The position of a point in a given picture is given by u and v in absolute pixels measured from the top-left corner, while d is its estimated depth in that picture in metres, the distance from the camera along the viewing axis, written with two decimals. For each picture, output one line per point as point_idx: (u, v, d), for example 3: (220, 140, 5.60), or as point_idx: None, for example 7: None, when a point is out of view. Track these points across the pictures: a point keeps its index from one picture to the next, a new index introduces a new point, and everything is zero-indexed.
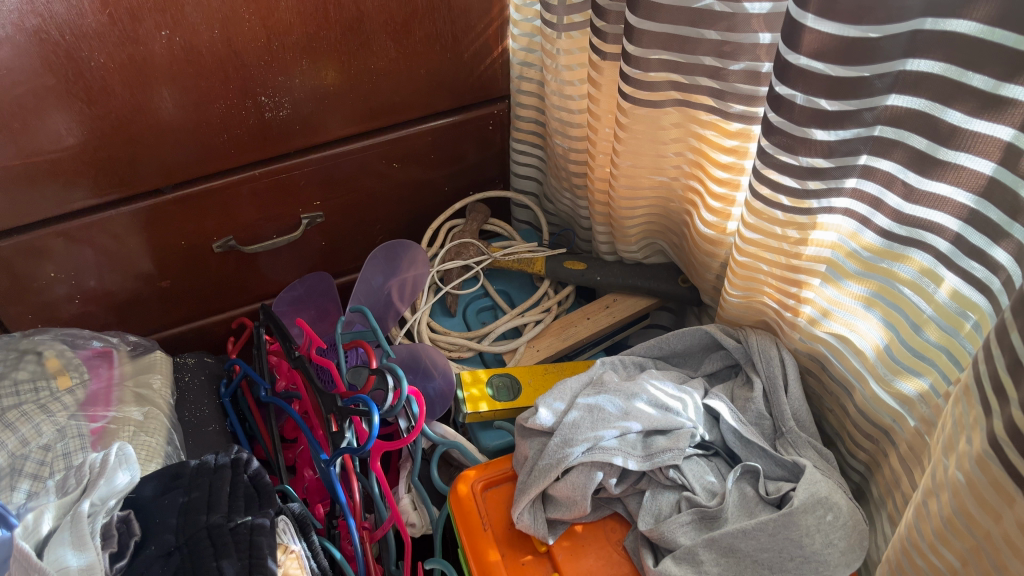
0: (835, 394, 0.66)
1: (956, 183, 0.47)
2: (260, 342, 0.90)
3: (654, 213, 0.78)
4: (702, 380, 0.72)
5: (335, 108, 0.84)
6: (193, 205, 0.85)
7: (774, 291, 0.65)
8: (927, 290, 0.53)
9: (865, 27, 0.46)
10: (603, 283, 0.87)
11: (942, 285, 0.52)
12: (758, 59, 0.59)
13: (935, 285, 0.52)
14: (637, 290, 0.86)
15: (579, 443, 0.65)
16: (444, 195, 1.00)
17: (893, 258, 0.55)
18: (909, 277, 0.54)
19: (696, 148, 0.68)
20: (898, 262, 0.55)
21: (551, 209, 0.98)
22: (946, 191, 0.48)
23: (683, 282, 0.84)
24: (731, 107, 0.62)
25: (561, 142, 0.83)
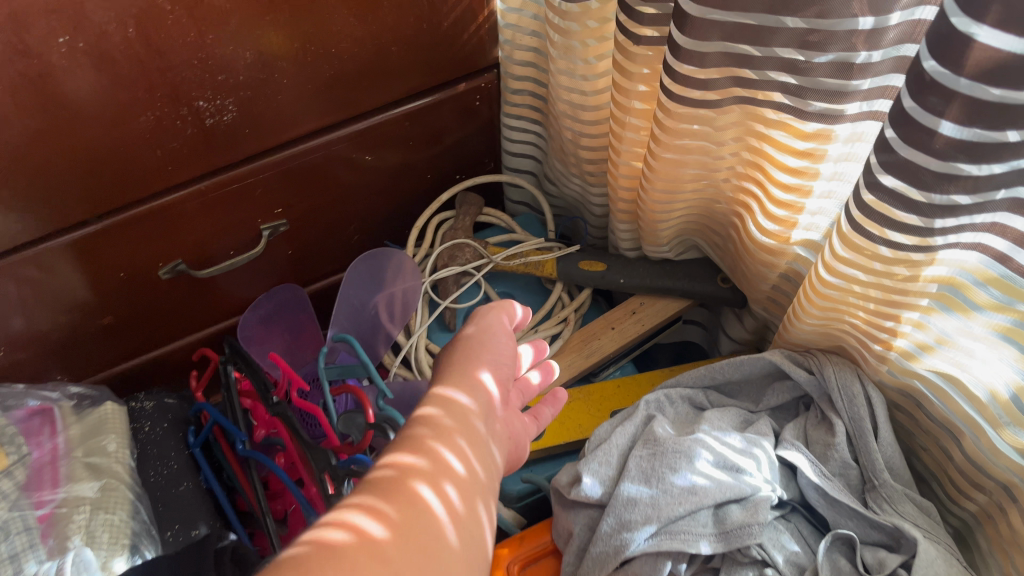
0: (934, 436, 0.56)
1: None
2: (228, 382, 0.77)
3: (694, 214, 0.65)
4: (767, 417, 0.61)
5: (290, 103, 0.68)
6: (128, 231, 0.70)
7: (862, 323, 0.53)
8: None
9: None
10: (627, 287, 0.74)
11: None
12: (852, 47, 0.44)
13: None
14: (668, 293, 0.73)
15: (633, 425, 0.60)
16: (427, 182, 0.85)
17: None
18: None
19: (757, 150, 0.55)
20: None
21: (554, 192, 0.84)
22: None
23: (723, 282, 0.71)
24: (809, 104, 0.48)
25: (569, 126, 0.69)
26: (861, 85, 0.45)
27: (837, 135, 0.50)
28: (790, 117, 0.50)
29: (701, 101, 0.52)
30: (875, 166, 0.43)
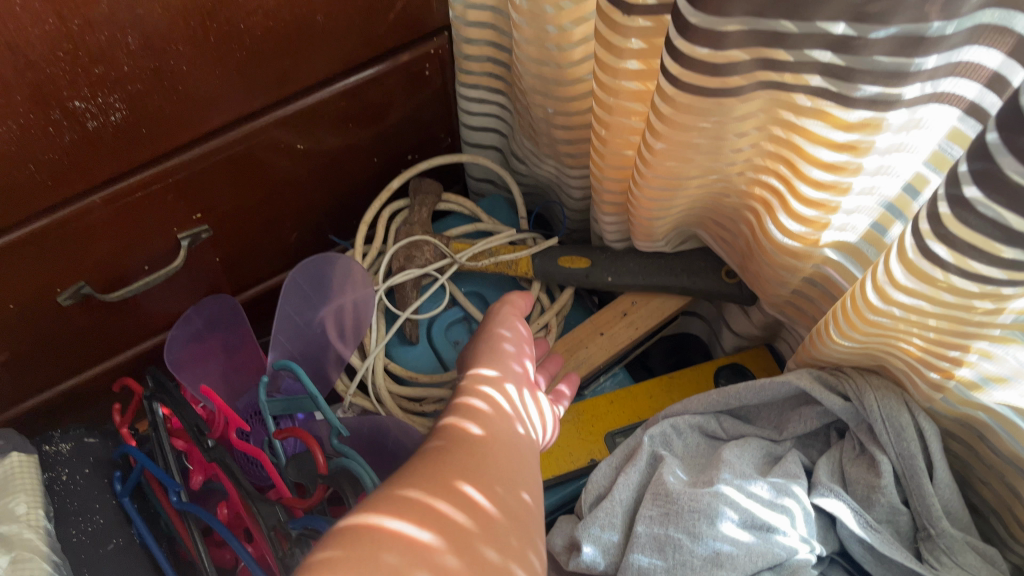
0: (997, 473, 0.47)
1: None
2: (154, 420, 0.66)
3: (695, 206, 0.54)
4: (794, 450, 0.51)
5: (197, 92, 0.55)
6: (8, 262, 0.56)
7: (916, 349, 0.44)
8: None
9: None
10: (615, 286, 0.63)
11: None
12: (922, 17, 0.33)
13: None
14: (663, 292, 0.63)
15: (659, 429, 0.53)
16: (374, 166, 0.73)
17: None
18: None
19: (781, 139, 0.44)
20: None
21: (523, 170, 0.73)
22: None
23: (728, 277, 0.61)
24: (859, 90, 0.37)
25: (540, 103, 0.57)
26: (925, 61, 0.35)
27: (887, 124, 0.39)
28: (828, 103, 0.39)
29: (713, 86, 0.40)
30: (964, 174, 0.32)
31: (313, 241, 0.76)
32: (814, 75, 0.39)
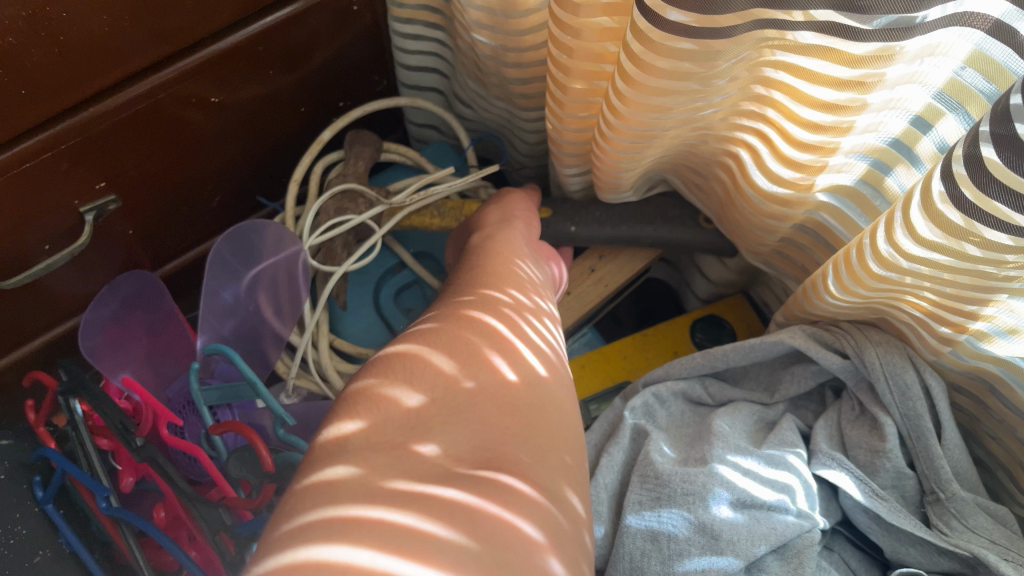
0: (1009, 427, 0.43)
1: None
2: (73, 418, 0.58)
3: (667, 157, 0.49)
4: (789, 415, 0.47)
5: (80, 42, 0.46)
6: None
7: (928, 304, 0.39)
8: None
9: None
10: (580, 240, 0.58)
11: None
12: None
13: None
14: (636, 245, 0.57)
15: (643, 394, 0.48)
16: (300, 117, 0.65)
17: None
18: None
19: (772, 80, 0.38)
20: None
21: (469, 113, 0.66)
22: None
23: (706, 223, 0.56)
24: (876, 20, 0.31)
25: (487, 40, 0.50)
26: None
27: (900, 54, 0.33)
28: (827, 39, 0.33)
29: (703, 27, 0.34)
30: (1016, 107, 0.27)
31: (239, 204, 0.68)
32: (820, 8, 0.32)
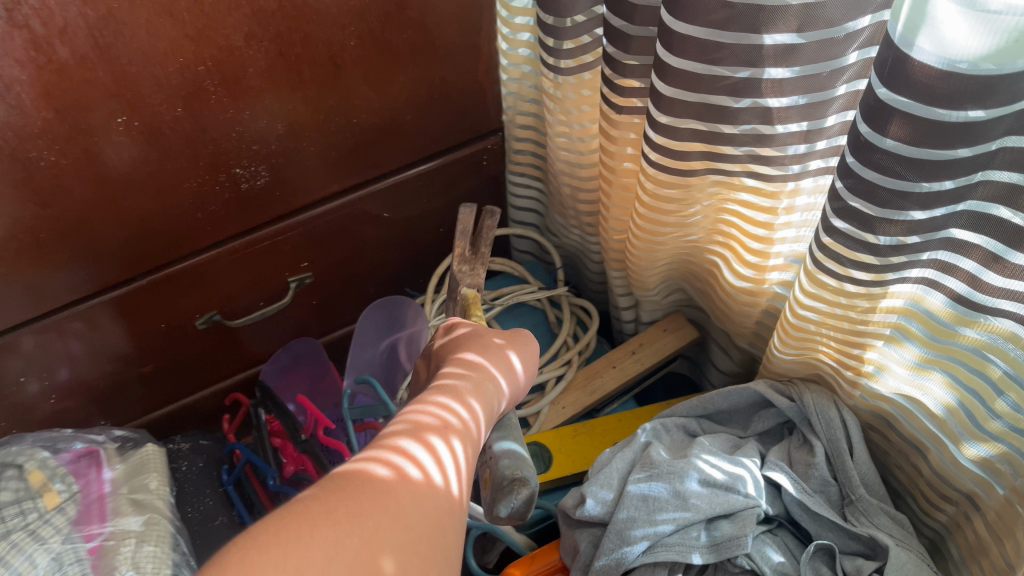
0: (903, 452, 0.62)
1: None
2: (259, 423, 0.84)
3: (678, 264, 0.72)
4: (755, 442, 0.66)
5: (313, 167, 0.76)
6: (167, 287, 0.78)
7: (833, 352, 0.60)
8: (1008, 353, 0.47)
9: (951, 110, 0.38)
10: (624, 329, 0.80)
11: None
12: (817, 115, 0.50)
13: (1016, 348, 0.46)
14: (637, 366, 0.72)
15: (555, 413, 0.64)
16: (438, 235, 0.91)
17: (972, 325, 0.48)
18: (987, 342, 0.48)
19: (729, 210, 0.61)
20: (973, 328, 0.48)
21: (557, 241, 0.91)
22: None
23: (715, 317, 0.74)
24: (779, 168, 0.54)
25: (567, 182, 0.76)
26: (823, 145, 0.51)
27: (799, 187, 0.55)
28: (757, 181, 0.56)
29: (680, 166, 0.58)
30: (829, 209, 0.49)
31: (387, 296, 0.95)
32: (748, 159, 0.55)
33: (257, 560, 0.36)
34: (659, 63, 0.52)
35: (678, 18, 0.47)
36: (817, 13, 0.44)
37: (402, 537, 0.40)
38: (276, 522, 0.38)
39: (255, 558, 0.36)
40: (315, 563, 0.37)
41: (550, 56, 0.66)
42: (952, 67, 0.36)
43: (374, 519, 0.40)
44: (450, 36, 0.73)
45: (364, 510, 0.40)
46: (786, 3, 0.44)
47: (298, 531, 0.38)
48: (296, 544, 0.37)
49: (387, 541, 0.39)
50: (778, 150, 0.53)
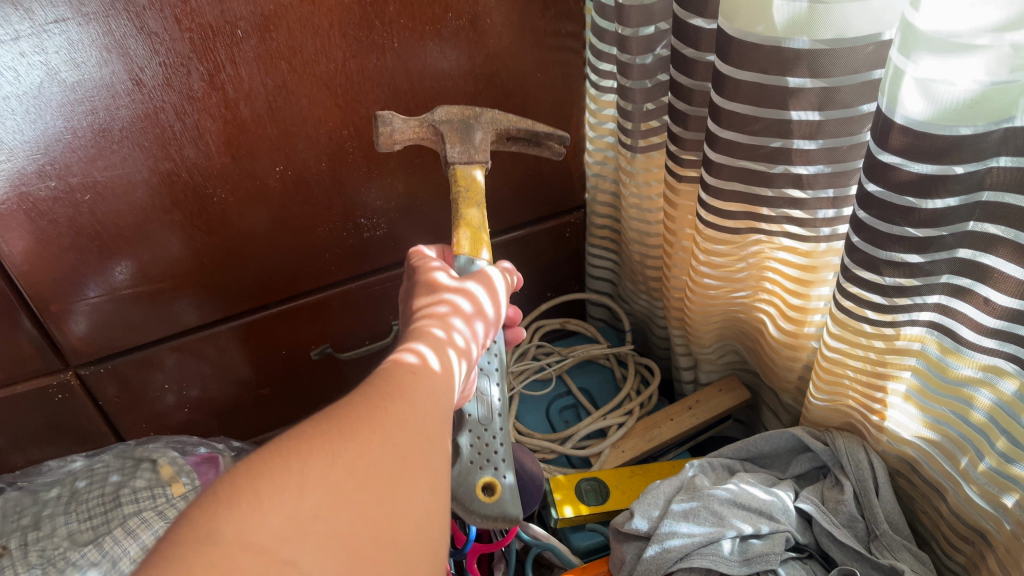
0: (926, 495, 0.68)
1: (1012, 293, 0.50)
2: None
3: (729, 322, 0.82)
4: (791, 481, 0.74)
5: (422, 223, 0.90)
6: (292, 317, 0.93)
7: (860, 396, 0.68)
8: (995, 383, 0.55)
9: (940, 165, 0.48)
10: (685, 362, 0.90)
11: (1008, 378, 0.53)
12: (844, 184, 0.60)
13: (1002, 378, 0.54)
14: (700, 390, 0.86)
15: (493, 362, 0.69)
16: (524, 296, 1.05)
17: (973, 363, 0.56)
18: (975, 376, 0.56)
19: (771, 268, 0.71)
20: (961, 362, 0.57)
21: (628, 309, 1.02)
22: (1007, 301, 0.50)
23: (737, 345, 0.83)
24: (809, 228, 0.64)
25: (637, 248, 0.88)
26: (848, 210, 0.61)
27: (831, 247, 0.65)
28: (792, 241, 0.66)
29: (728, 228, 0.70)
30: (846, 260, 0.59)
31: None
32: (784, 222, 0.66)
33: (269, 466, 0.38)
34: (710, 137, 0.64)
35: (728, 98, 0.60)
36: (834, 96, 0.55)
37: (396, 441, 0.42)
38: (261, 457, 0.39)
39: (267, 464, 0.38)
40: (320, 464, 0.39)
41: (627, 138, 0.79)
42: (926, 130, 0.47)
43: (368, 431, 0.42)
44: (545, 122, 0.88)
45: (360, 422, 0.42)
46: (808, 87, 0.55)
47: (300, 442, 0.40)
48: (299, 453, 0.39)
49: (385, 446, 0.42)
50: (808, 213, 0.63)
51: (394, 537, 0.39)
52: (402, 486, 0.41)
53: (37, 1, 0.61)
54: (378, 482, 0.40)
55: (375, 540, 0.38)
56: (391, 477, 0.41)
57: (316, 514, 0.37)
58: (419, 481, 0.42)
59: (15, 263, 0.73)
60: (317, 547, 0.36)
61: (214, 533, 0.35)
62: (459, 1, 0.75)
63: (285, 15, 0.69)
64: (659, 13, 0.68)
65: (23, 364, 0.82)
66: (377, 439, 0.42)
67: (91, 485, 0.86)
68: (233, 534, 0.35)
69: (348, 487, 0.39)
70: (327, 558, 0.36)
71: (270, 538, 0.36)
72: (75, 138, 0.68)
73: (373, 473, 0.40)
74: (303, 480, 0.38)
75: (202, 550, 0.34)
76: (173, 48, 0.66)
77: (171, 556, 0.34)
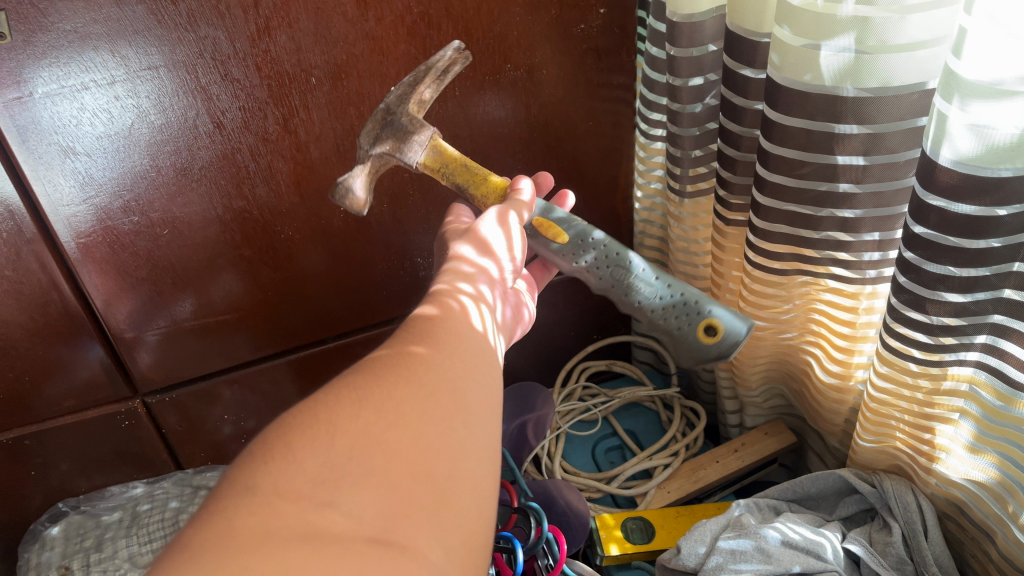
0: (975, 538, 0.68)
1: None
2: None
3: (775, 364, 0.83)
4: (838, 523, 0.74)
5: None
6: (346, 352, 0.96)
7: (908, 437, 0.69)
8: None
9: (986, 206, 0.50)
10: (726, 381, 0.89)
11: None
12: (890, 227, 0.63)
13: None
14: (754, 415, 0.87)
15: (592, 250, 0.70)
16: (571, 337, 1.07)
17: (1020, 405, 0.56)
18: None
19: (818, 310, 0.73)
20: (1015, 406, 0.57)
21: (674, 352, 1.04)
22: None
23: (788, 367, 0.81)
24: (855, 272, 0.66)
25: (685, 291, 0.90)
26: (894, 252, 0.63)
27: (877, 289, 0.67)
28: (839, 283, 0.68)
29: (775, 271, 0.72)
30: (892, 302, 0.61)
31: None
32: (831, 265, 0.68)
33: (299, 423, 0.40)
34: (759, 181, 0.67)
35: (776, 143, 0.62)
36: (880, 141, 0.57)
37: (423, 386, 0.44)
38: (290, 419, 0.40)
39: (297, 422, 0.40)
40: (347, 415, 0.40)
41: (676, 183, 0.82)
42: (971, 172, 0.49)
43: (395, 381, 0.43)
44: (595, 168, 0.91)
45: (384, 379, 0.43)
46: (854, 132, 0.57)
47: (327, 400, 0.41)
48: (328, 408, 0.41)
49: (412, 393, 0.43)
50: (854, 256, 0.65)
51: (432, 475, 0.40)
52: (436, 426, 0.42)
53: (132, 49, 0.66)
54: (410, 423, 0.41)
55: (412, 477, 0.39)
56: (420, 418, 0.42)
57: (348, 456, 0.38)
58: (451, 420, 0.43)
59: (95, 291, 0.78)
60: (355, 487, 0.37)
61: (251, 484, 0.37)
62: (518, 52, 0.79)
63: (355, 65, 0.73)
64: (709, 64, 0.71)
65: (95, 390, 0.86)
66: (402, 386, 0.43)
67: (152, 509, 0.92)
68: (271, 486, 0.37)
69: (378, 430, 0.40)
70: (365, 496, 0.37)
71: (305, 483, 0.37)
72: (158, 175, 0.73)
73: (401, 416, 0.41)
74: (333, 429, 0.39)
75: (244, 501, 0.36)
76: (253, 94, 0.72)
77: (215, 511, 0.36)
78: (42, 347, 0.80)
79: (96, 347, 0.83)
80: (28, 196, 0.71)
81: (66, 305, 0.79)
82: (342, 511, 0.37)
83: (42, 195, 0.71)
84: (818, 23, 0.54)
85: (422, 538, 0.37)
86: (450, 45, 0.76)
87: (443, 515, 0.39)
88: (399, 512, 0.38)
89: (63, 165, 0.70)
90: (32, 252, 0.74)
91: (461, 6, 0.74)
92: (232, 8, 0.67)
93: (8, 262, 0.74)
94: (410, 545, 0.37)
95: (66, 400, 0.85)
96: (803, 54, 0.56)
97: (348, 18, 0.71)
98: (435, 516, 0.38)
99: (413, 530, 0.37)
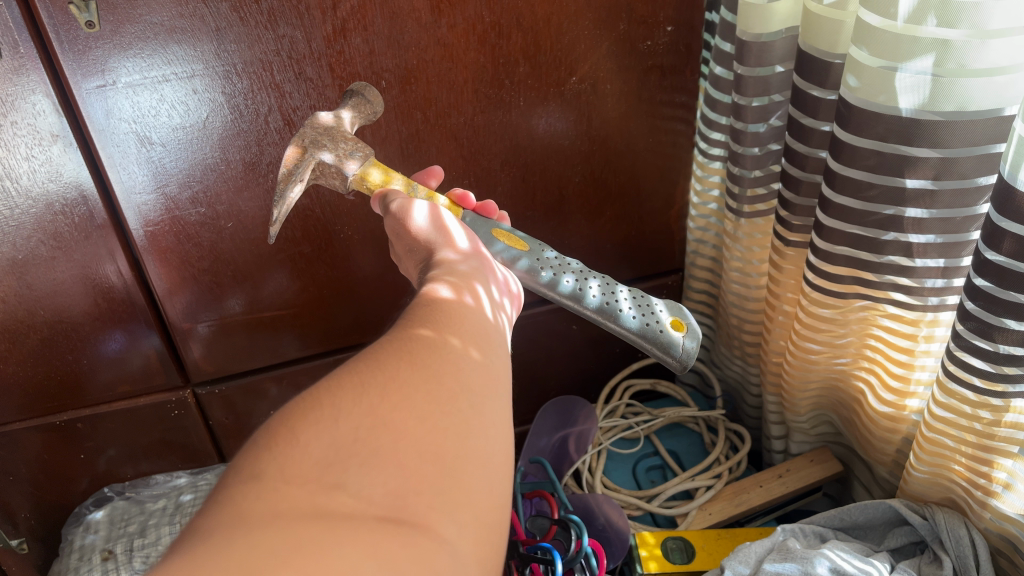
0: None
1: None
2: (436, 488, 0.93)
3: (825, 392, 0.82)
4: (886, 554, 0.73)
5: None
6: None
7: (965, 469, 0.67)
8: None
9: None
10: (777, 403, 0.89)
11: None
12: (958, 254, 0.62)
13: None
14: (789, 420, 0.88)
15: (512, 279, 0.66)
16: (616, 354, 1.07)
17: None
18: None
19: (875, 337, 0.72)
20: None
21: (719, 374, 1.03)
22: None
23: (838, 388, 0.81)
24: (919, 300, 0.66)
25: (737, 313, 0.90)
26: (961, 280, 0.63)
27: (938, 318, 0.66)
28: (899, 309, 0.68)
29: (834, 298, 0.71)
30: (961, 331, 0.60)
31: None
32: (893, 291, 0.67)
33: (297, 408, 0.37)
34: (824, 202, 0.67)
35: (844, 164, 0.62)
36: (952, 166, 0.57)
37: (425, 367, 0.40)
38: (293, 402, 0.38)
39: (294, 409, 0.37)
40: (348, 400, 0.37)
41: (734, 203, 0.82)
42: None
43: (393, 362, 0.40)
44: (652, 185, 0.92)
45: (384, 356, 0.40)
46: (926, 156, 0.57)
47: (328, 384, 0.39)
48: (328, 393, 0.38)
49: (423, 374, 0.40)
50: (918, 281, 0.65)
51: (441, 455, 0.37)
52: (441, 405, 0.39)
53: (212, 44, 0.68)
54: (412, 399, 0.38)
55: (420, 455, 0.36)
56: (422, 397, 0.39)
57: (355, 436, 0.36)
58: (457, 398, 0.40)
59: (157, 280, 0.80)
60: (363, 468, 0.35)
61: (259, 471, 0.34)
62: (584, 65, 0.80)
63: (425, 70, 0.75)
64: (775, 85, 0.71)
65: (149, 377, 0.88)
66: (407, 368, 0.40)
67: (194, 499, 0.92)
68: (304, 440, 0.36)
69: (381, 409, 0.37)
70: (376, 475, 0.35)
71: (316, 465, 0.34)
72: (227, 167, 0.75)
73: (404, 395, 0.38)
74: (337, 411, 0.37)
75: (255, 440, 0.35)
76: (325, 93, 0.73)
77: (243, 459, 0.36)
78: (101, 330, 0.82)
79: (152, 335, 0.85)
80: (103, 182, 0.73)
81: (129, 292, 0.81)
82: (357, 493, 0.34)
83: (116, 182, 0.73)
84: (896, 44, 0.54)
85: (438, 518, 0.35)
86: (519, 55, 0.77)
87: (458, 494, 0.36)
88: (411, 488, 0.35)
89: (139, 154, 0.72)
90: (101, 239, 0.76)
91: (532, 17, 0.75)
92: (312, 9, 0.68)
93: (79, 247, 0.76)
94: (425, 525, 0.34)
95: (121, 385, 0.87)
96: (879, 76, 0.56)
97: (422, 24, 0.72)
98: (447, 493, 0.36)
99: (426, 507, 0.35)
